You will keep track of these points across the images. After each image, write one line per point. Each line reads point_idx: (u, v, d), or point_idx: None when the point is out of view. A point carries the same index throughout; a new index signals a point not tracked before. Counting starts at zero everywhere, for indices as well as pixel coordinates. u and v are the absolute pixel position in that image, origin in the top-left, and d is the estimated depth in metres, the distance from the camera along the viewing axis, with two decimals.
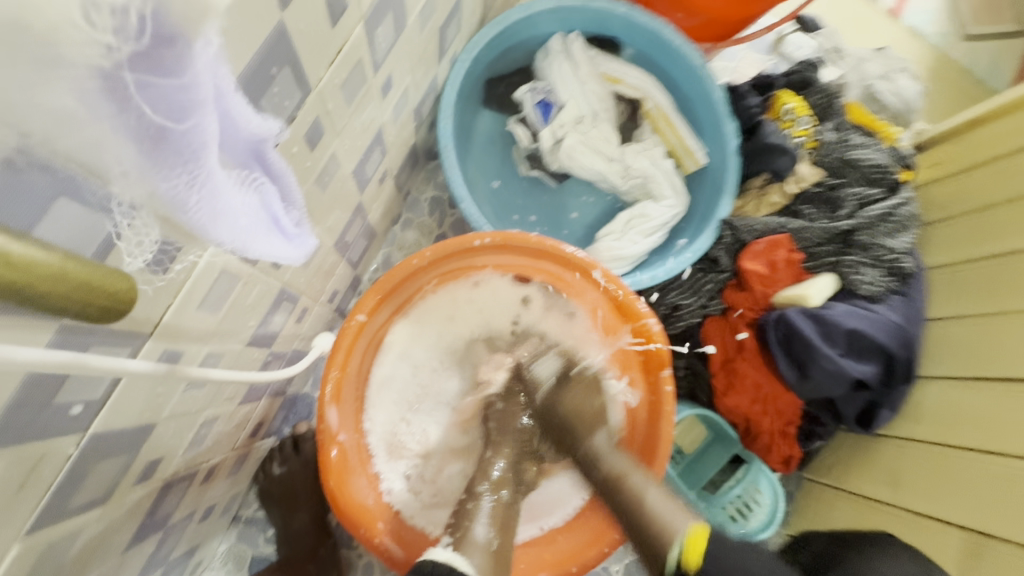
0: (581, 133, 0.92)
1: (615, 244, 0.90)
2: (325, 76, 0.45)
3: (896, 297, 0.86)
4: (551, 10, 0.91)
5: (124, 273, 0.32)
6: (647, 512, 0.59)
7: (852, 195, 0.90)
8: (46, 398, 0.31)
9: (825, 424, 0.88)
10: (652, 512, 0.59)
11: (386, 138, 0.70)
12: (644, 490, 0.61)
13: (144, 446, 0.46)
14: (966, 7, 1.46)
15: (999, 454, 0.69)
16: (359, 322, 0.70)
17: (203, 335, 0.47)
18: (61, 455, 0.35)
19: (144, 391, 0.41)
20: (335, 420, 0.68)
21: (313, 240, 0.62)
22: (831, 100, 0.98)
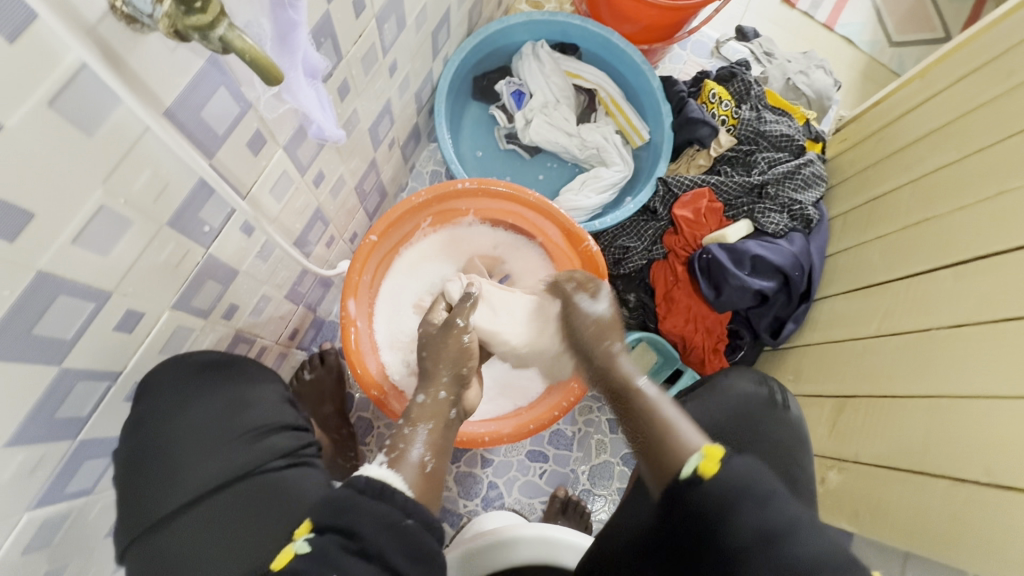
0: (546, 115, 1.18)
1: (573, 198, 1.14)
2: (351, 50, 0.71)
3: (796, 234, 1.08)
4: (523, 22, 1.18)
5: (240, 142, 0.57)
6: (670, 432, 0.65)
7: (763, 158, 1.13)
8: (197, 210, 0.56)
9: (743, 337, 1.10)
10: (669, 427, 0.66)
11: (392, 110, 0.97)
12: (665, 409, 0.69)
13: (231, 289, 0.71)
14: (892, 19, 1.70)
15: (864, 337, 0.89)
16: (371, 241, 0.93)
17: (270, 216, 0.72)
18: (194, 260, 0.60)
19: (237, 239, 0.66)
20: (353, 311, 0.91)
21: (340, 176, 0.88)
22: (748, 87, 1.21)
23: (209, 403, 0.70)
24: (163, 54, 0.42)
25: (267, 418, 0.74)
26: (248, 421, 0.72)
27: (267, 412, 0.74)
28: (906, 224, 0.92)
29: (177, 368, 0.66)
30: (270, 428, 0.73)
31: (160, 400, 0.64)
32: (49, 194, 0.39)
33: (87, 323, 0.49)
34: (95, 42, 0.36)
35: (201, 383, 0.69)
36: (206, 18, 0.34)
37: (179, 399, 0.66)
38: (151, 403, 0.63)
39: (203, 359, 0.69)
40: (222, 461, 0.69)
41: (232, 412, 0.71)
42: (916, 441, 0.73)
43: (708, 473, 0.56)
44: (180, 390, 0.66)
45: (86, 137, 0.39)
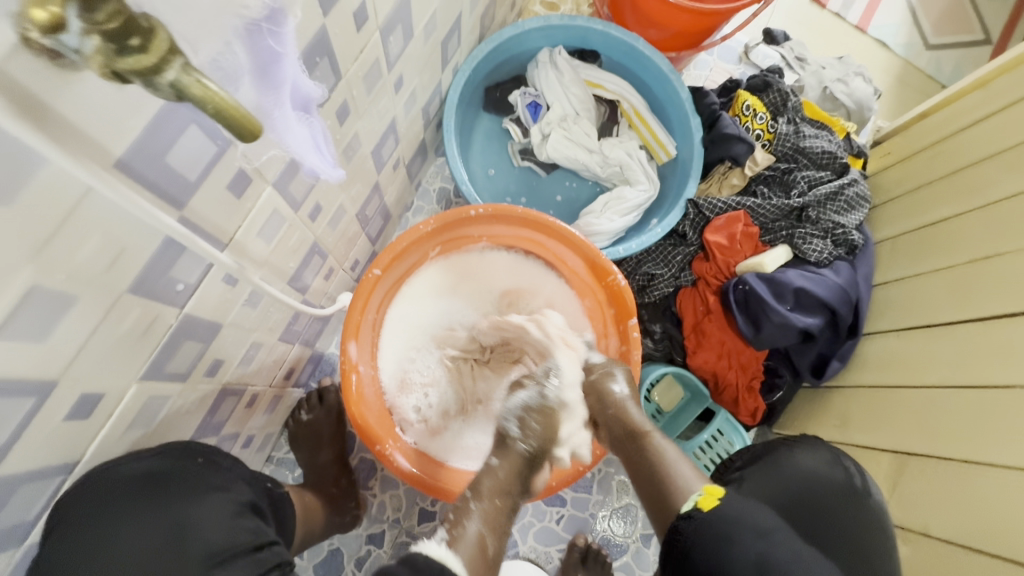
0: (565, 129, 1.08)
1: (594, 221, 1.05)
2: (352, 68, 0.61)
3: (842, 263, 0.99)
4: (539, 28, 1.07)
5: (219, 185, 0.48)
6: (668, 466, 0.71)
7: (802, 177, 1.03)
8: (166, 270, 0.46)
9: (782, 376, 1.00)
10: (673, 476, 0.69)
11: (398, 129, 0.87)
12: (665, 449, 0.73)
13: (214, 345, 0.62)
14: (929, 21, 1.60)
15: (925, 386, 0.80)
16: (374, 276, 0.84)
17: (259, 260, 0.62)
18: (165, 323, 0.51)
19: (219, 290, 0.56)
20: (354, 354, 0.82)
21: (339, 206, 0.78)
22: (785, 98, 1.10)
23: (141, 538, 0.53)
24: (105, 94, 0.32)
25: (221, 542, 0.57)
26: (190, 555, 0.54)
27: (215, 535, 0.57)
28: (974, 256, 0.83)
29: (108, 482, 0.51)
30: (237, 548, 0.57)
31: (82, 530, 0.50)
32: None
33: (25, 421, 0.40)
34: (3, 87, 0.27)
35: (129, 508, 0.53)
36: (148, 59, 0.25)
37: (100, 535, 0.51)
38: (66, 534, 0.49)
39: (140, 468, 0.54)
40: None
41: (171, 543, 0.54)
42: (1006, 518, 0.63)
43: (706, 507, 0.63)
44: (104, 518, 0.51)
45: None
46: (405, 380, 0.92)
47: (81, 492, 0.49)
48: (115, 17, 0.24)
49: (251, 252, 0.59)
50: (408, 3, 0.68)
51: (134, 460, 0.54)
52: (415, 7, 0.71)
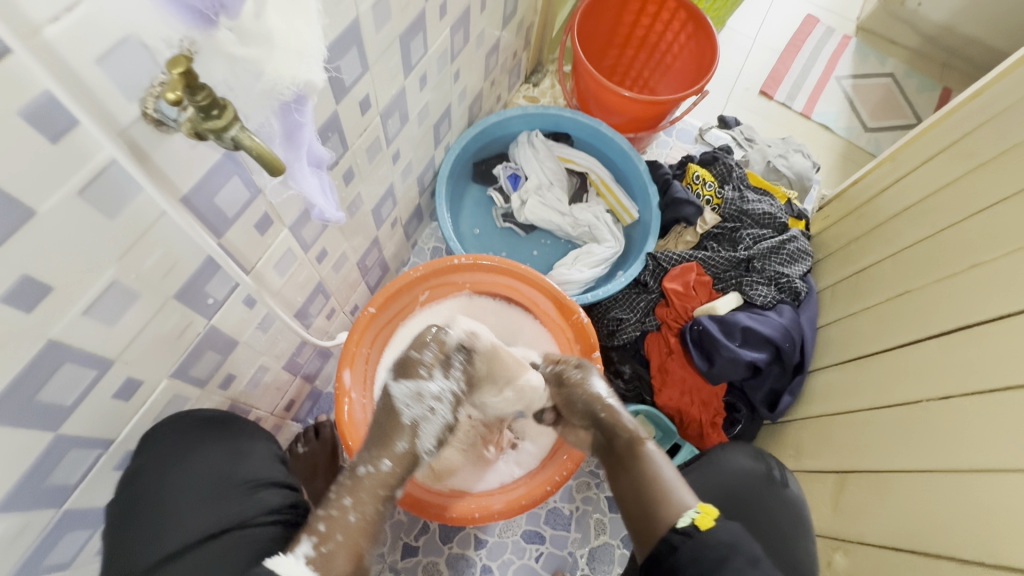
0: (541, 196, 1.27)
1: (566, 272, 1.19)
2: (357, 142, 0.79)
3: (786, 307, 1.11)
4: (518, 115, 1.29)
5: (249, 222, 0.63)
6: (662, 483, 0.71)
7: (747, 234, 1.18)
8: (203, 285, 0.60)
9: (740, 411, 1.09)
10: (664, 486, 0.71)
11: (395, 193, 1.05)
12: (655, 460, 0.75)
13: (230, 359, 0.74)
14: (865, 108, 1.84)
15: (860, 410, 0.89)
16: (369, 313, 0.97)
17: (273, 289, 0.76)
18: (196, 330, 0.63)
19: (239, 310, 0.70)
20: (348, 381, 0.93)
21: (342, 253, 0.93)
22: (729, 169, 1.28)
23: (203, 463, 0.69)
24: (182, 149, 0.48)
25: (260, 473, 0.74)
26: (240, 476, 0.72)
27: (258, 468, 0.75)
28: (892, 295, 0.95)
29: (180, 421, 0.67)
30: (265, 481, 0.74)
31: (158, 451, 0.64)
32: (71, 269, 0.43)
33: (86, 390, 0.51)
34: (125, 142, 0.42)
35: (193, 442, 0.68)
36: (220, 122, 0.40)
37: (173, 461, 0.65)
38: (145, 457, 0.63)
39: (204, 414, 0.71)
40: (210, 512, 0.68)
41: (228, 467, 0.72)
42: (922, 518, 0.70)
43: (703, 527, 0.64)
44: (175, 447, 0.66)
45: (107, 220, 0.44)
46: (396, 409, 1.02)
47: (162, 428, 0.64)
48: (207, 98, 0.39)
49: (268, 281, 0.74)
50: (404, 96, 0.88)
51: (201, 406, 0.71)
52: (409, 99, 0.91)
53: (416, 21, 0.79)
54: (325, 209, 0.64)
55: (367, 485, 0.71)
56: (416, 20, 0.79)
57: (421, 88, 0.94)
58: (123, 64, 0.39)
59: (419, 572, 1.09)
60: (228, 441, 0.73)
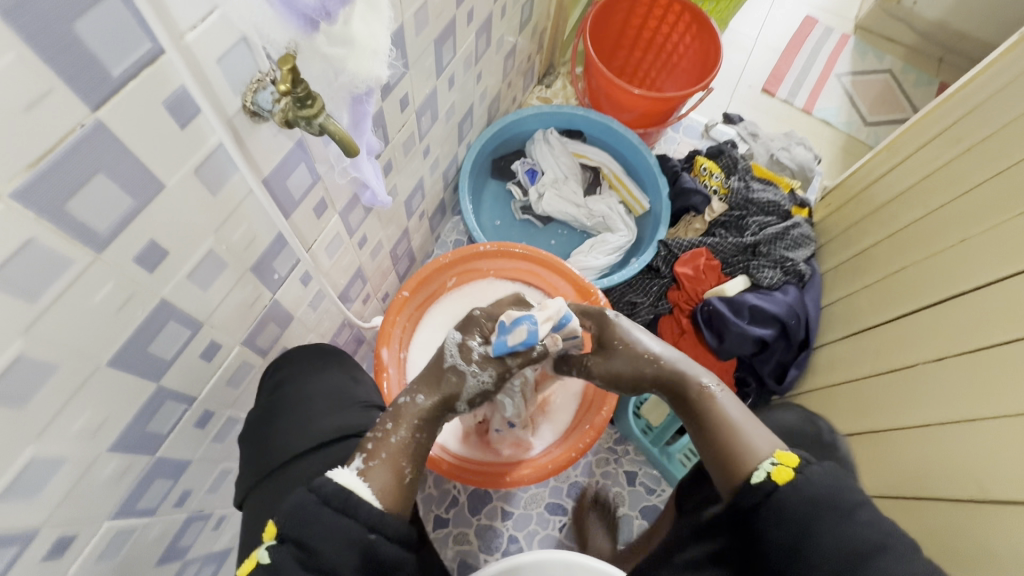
0: (557, 189, 1.35)
1: (583, 259, 1.28)
2: (396, 137, 0.87)
3: (791, 287, 1.18)
4: (534, 114, 1.37)
5: (309, 205, 0.71)
6: (729, 422, 0.66)
7: (753, 221, 1.26)
8: (271, 260, 0.68)
9: (750, 386, 1.16)
10: (732, 425, 0.65)
11: (424, 187, 1.13)
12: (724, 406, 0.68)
13: (286, 333, 0.82)
14: (864, 103, 1.91)
15: (861, 377, 0.96)
16: (403, 296, 1.05)
17: (324, 269, 0.84)
18: (263, 301, 0.71)
19: (296, 287, 0.78)
20: (385, 358, 1.01)
21: (378, 240, 1.01)
22: (734, 161, 1.36)
23: (330, 381, 0.82)
24: (267, 138, 0.56)
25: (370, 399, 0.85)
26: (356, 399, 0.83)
27: (368, 393, 0.86)
28: (890, 272, 1.02)
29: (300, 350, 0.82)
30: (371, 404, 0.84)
31: (298, 363, 0.81)
32: (183, 237, 0.51)
33: (182, 347, 0.59)
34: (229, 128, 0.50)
35: (323, 363, 0.84)
36: (312, 111, 0.48)
37: (308, 371, 0.81)
38: (290, 365, 0.80)
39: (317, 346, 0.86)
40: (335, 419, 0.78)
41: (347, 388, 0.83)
42: (924, 469, 0.77)
43: (780, 481, 0.56)
44: (312, 360, 0.82)
45: (211, 196, 0.52)
46: None
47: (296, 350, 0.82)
48: (304, 91, 0.47)
49: (320, 261, 0.82)
50: (435, 95, 0.96)
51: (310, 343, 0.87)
52: (439, 98, 0.99)
53: (448, 26, 0.88)
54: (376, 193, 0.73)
55: (406, 412, 0.70)
56: (448, 26, 0.88)
57: (449, 88, 1.02)
58: (233, 63, 0.47)
59: (450, 541, 1.15)
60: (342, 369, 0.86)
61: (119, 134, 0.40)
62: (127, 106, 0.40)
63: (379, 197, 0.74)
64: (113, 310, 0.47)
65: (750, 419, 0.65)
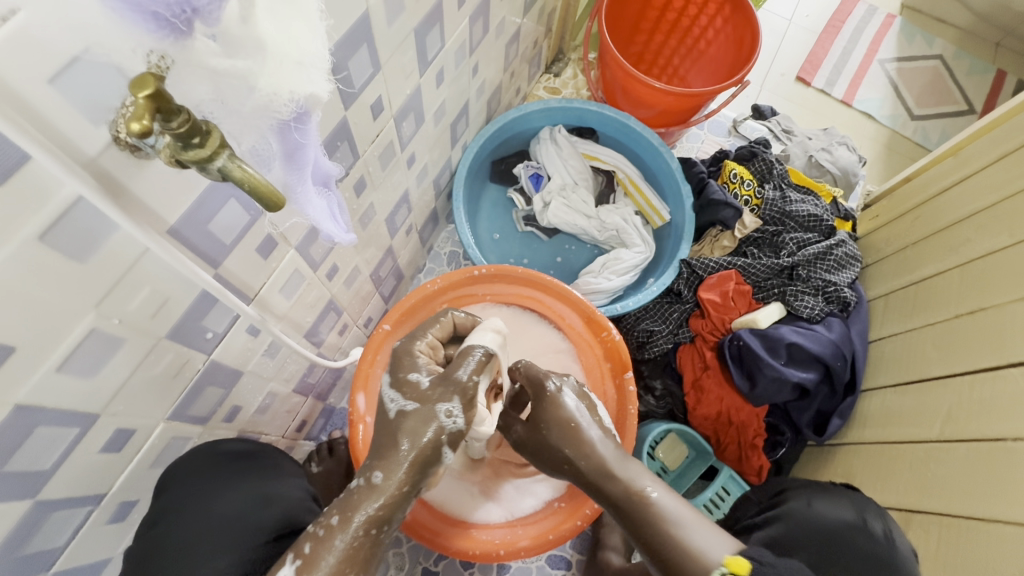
0: (565, 198, 1.19)
1: (593, 280, 1.12)
2: (368, 149, 0.71)
3: (834, 319, 1.02)
4: (540, 110, 1.20)
5: (249, 248, 0.56)
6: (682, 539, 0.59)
7: (791, 239, 1.08)
8: (199, 319, 0.54)
9: (784, 433, 1.01)
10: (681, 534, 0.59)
11: (410, 200, 0.98)
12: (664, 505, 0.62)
13: (235, 391, 0.68)
14: (911, 94, 1.71)
15: (924, 441, 0.81)
16: (384, 330, 0.90)
17: (280, 313, 0.70)
18: (195, 367, 0.57)
19: (243, 340, 0.63)
20: (361, 405, 0.86)
21: (354, 267, 0.86)
22: (770, 166, 1.18)
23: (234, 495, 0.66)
24: (166, 177, 0.41)
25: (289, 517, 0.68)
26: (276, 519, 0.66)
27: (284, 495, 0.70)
28: (961, 312, 0.86)
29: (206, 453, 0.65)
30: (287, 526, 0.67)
31: (185, 488, 0.62)
32: (36, 324, 0.37)
33: (69, 450, 0.45)
34: (93, 173, 0.35)
35: (227, 474, 0.66)
36: (204, 152, 0.33)
37: (200, 487, 0.63)
38: (175, 492, 0.61)
39: (231, 448, 0.68)
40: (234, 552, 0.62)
41: (254, 510, 0.66)
42: None
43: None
44: (207, 479, 0.64)
45: (79, 264, 0.37)
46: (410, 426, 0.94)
47: (180, 463, 0.62)
48: (185, 124, 0.31)
49: (273, 307, 0.67)
50: (419, 94, 0.80)
51: (229, 441, 0.69)
52: (425, 98, 0.83)
53: (433, 11, 0.71)
54: (338, 235, 0.56)
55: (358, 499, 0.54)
56: (433, 10, 0.71)
57: (438, 85, 0.86)
58: (84, 84, 0.32)
59: None
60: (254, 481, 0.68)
61: None
62: None
63: (343, 238, 0.57)
64: None
65: (696, 524, 0.60)
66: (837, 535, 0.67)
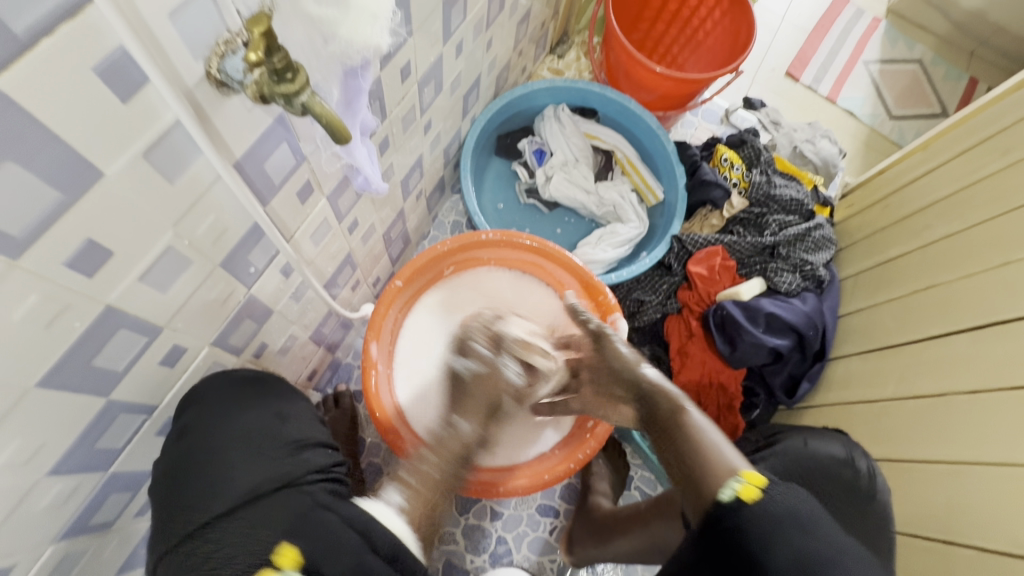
0: (566, 173, 1.25)
1: (591, 251, 1.19)
2: (395, 111, 0.77)
3: (809, 294, 1.11)
4: (546, 88, 1.26)
5: (291, 190, 0.61)
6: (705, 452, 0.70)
7: (774, 220, 1.17)
8: (246, 252, 0.59)
9: (758, 396, 1.10)
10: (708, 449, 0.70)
11: (423, 165, 1.03)
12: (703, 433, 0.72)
13: (264, 328, 0.73)
14: (890, 95, 1.81)
15: (882, 400, 0.91)
16: (396, 286, 0.97)
17: (309, 258, 0.75)
18: (237, 297, 0.62)
19: (276, 279, 0.68)
20: (374, 354, 0.93)
21: (370, 224, 0.92)
22: (758, 153, 1.26)
23: (251, 419, 0.67)
24: (238, 112, 0.46)
25: (304, 434, 0.72)
26: (287, 434, 0.70)
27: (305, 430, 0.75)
28: (919, 287, 0.95)
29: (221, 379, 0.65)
30: (307, 442, 0.71)
31: (207, 406, 0.63)
32: (132, 233, 0.42)
33: (136, 356, 0.51)
34: (188, 102, 0.40)
35: (241, 398, 0.67)
36: (293, 87, 0.39)
37: (221, 413, 0.64)
38: (200, 409, 0.62)
39: (243, 374, 0.69)
40: (264, 469, 0.65)
41: (271, 427, 0.69)
42: (956, 510, 0.73)
43: (748, 499, 0.60)
44: (224, 399, 0.65)
45: (168, 182, 0.43)
46: (414, 373, 1.02)
47: (208, 387, 0.63)
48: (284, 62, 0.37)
49: (305, 251, 0.72)
50: (441, 63, 0.85)
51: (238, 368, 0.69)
52: (445, 68, 0.88)
53: None
54: (374, 184, 0.63)
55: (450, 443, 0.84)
56: None
57: (457, 56, 0.91)
58: (191, 20, 0.37)
59: (436, 541, 1.10)
60: (271, 402, 0.71)
61: (31, 109, 0.31)
62: (36, 69, 0.30)
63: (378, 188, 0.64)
64: (35, 330, 0.39)
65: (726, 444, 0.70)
66: (830, 468, 0.84)
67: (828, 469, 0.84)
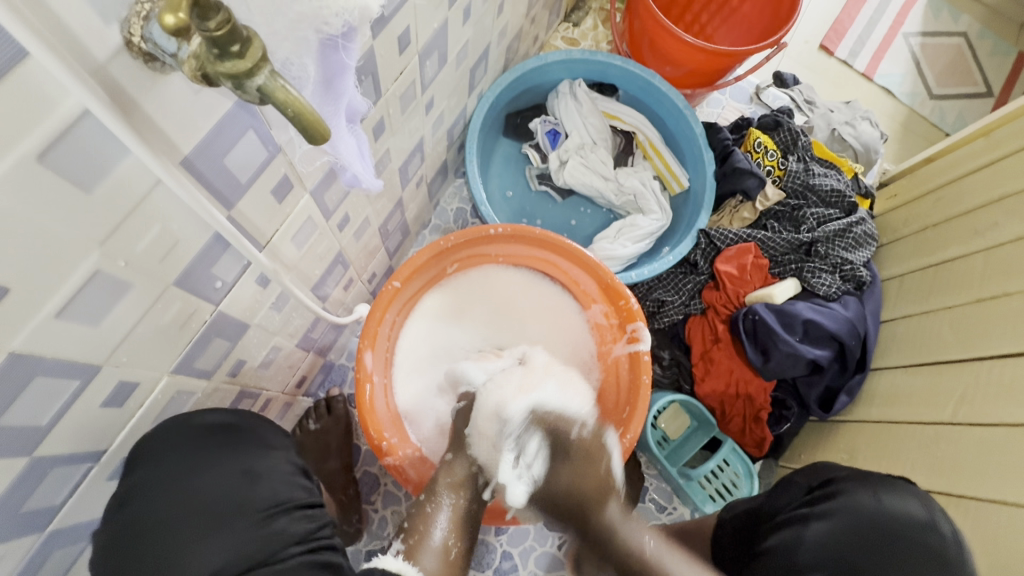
0: (583, 157, 1.13)
1: (609, 246, 1.08)
2: (391, 88, 0.65)
3: (850, 298, 1.01)
4: (561, 61, 1.13)
5: (265, 190, 0.49)
6: None
7: (812, 214, 1.05)
8: (209, 266, 0.48)
9: (790, 409, 1.01)
10: None
11: (424, 149, 0.91)
12: None
13: (240, 346, 0.63)
14: (932, 72, 1.66)
15: (935, 423, 0.82)
16: (393, 287, 0.86)
17: (291, 263, 0.64)
18: (202, 318, 0.52)
19: (252, 291, 0.57)
20: (369, 363, 0.83)
21: (364, 218, 0.80)
22: (795, 137, 1.13)
23: (214, 478, 0.58)
24: (184, 96, 0.35)
25: (278, 495, 0.61)
26: (255, 496, 0.60)
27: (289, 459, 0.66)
28: (983, 296, 0.85)
29: (178, 430, 0.56)
30: (282, 506, 0.61)
31: (160, 466, 0.54)
32: (37, 264, 0.32)
33: (68, 404, 0.41)
34: (103, 84, 0.29)
35: (204, 450, 0.58)
36: (242, 64, 0.27)
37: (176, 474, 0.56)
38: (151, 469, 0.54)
39: (209, 422, 0.59)
40: (226, 545, 0.56)
41: (237, 488, 0.59)
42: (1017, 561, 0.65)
43: None
44: (183, 457, 0.56)
45: (83, 193, 0.32)
46: (414, 381, 0.93)
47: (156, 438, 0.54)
48: (224, 27, 0.26)
49: (286, 256, 0.62)
50: (445, 31, 0.72)
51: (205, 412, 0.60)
52: (450, 36, 0.75)
53: None
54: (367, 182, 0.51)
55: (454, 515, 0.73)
56: None
57: (464, 22, 0.78)
58: None
59: None
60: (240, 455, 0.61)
61: None
62: None
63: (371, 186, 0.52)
64: None
65: None
66: (907, 533, 0.63)
67: (907, 537, 0.63)
